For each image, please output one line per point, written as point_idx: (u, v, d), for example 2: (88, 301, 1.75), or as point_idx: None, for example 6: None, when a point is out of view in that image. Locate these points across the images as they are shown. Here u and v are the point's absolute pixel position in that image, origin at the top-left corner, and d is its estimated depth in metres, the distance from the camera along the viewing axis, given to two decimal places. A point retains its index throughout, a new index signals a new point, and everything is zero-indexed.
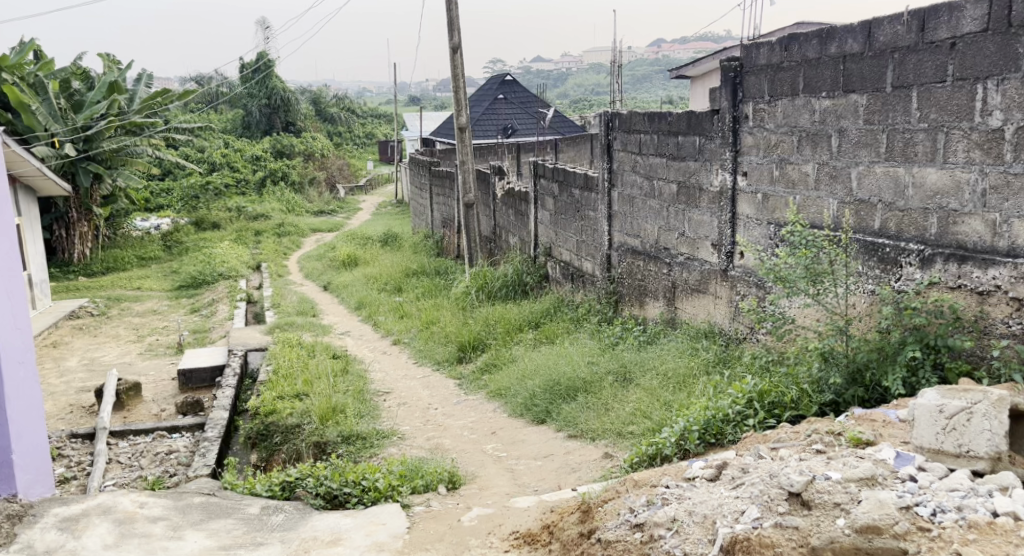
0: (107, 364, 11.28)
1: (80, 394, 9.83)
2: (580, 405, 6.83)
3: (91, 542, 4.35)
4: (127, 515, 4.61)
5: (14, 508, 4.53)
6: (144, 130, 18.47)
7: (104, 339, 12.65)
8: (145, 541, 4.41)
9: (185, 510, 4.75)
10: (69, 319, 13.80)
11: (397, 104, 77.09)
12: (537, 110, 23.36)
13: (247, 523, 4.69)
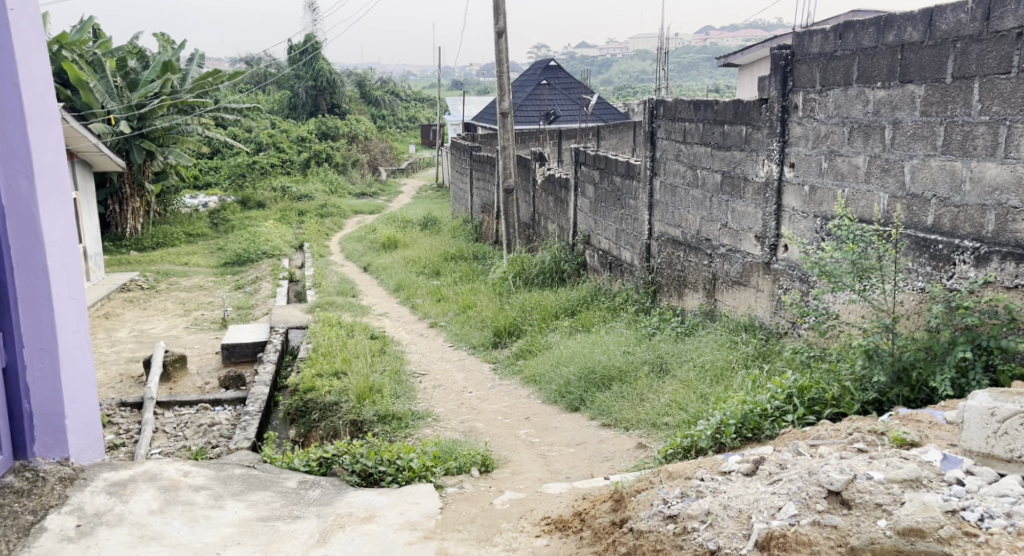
0: (155, 336, 11.45)
1: (129, 364, 10.00)
2: (615, 394, 6.78)
3: (138, 506, 4.21)
4: (172, 482, 4.46)
5: (65, 471, 4.30)
6: (195, 109, 18.70)
7: (153, 312, 12.88)
8: (189, 508, 4.29)
9: (226, 480, 4.64)
10: (120, 292, 14.06)
11: (441, 89, 77.43)
12: (579, 96, 23.22)
13: (286, 496, 4.65)
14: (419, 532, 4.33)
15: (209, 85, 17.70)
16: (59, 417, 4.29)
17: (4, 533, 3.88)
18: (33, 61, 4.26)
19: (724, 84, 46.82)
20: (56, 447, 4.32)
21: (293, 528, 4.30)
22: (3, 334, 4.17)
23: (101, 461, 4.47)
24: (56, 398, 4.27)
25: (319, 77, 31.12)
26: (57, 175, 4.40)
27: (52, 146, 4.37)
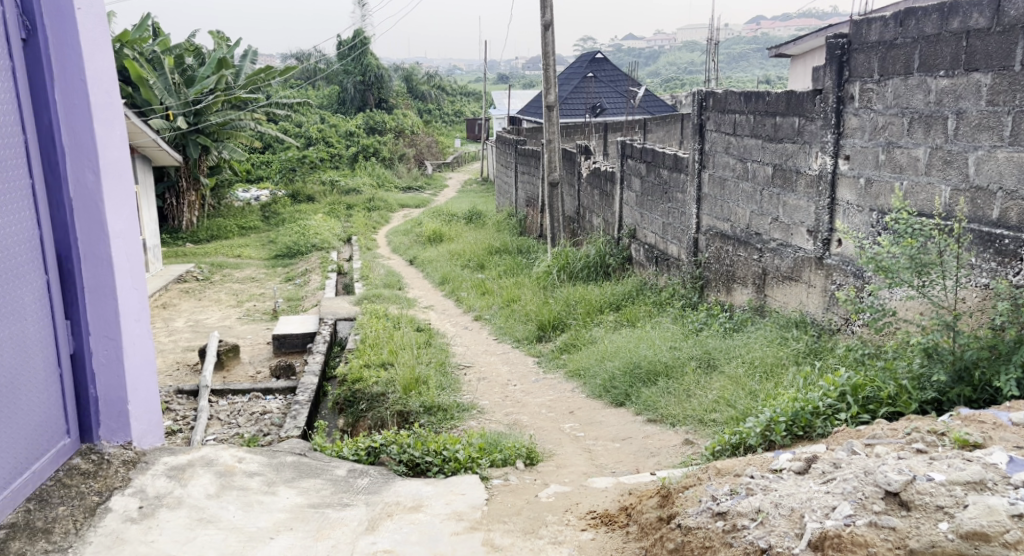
0: (210, 326, 11.64)
1: (186, 353, 10.18)
2: (661, 389, 6.71)
3: (196, 491, 4.25)
4: (227, 467, 4.50)
5: (128, 454, 4.36)
6: (248, 104, 18.96)
7: (207, 302, 13.10)
8: (243, 494, 4.34)
9: (279, 467, 4.68)
10: (177, 283, 14.34)
11: (487, 83, 77.49)
12: (626, 88, 23.05)
13: (336, 484, 4.67)
14: (465, 523, 4.30)
15: (262, 81, 17.93)
16: (123, 403, 4.35)
17: (71, 512, 3.93)
18: (98, 58, 4.28)
19: (777, 76, 45.84)
20: (120, 431, 4.38)
21: (342, 516, 4.31)
22: (70, 322, 4.24)
23: (161, 445, 4.54)
24: (119, 384, 4.33)
25: (367, 72, 31.38)
26: (121, 168, 4.42)
27: (116, 142, 4.40)
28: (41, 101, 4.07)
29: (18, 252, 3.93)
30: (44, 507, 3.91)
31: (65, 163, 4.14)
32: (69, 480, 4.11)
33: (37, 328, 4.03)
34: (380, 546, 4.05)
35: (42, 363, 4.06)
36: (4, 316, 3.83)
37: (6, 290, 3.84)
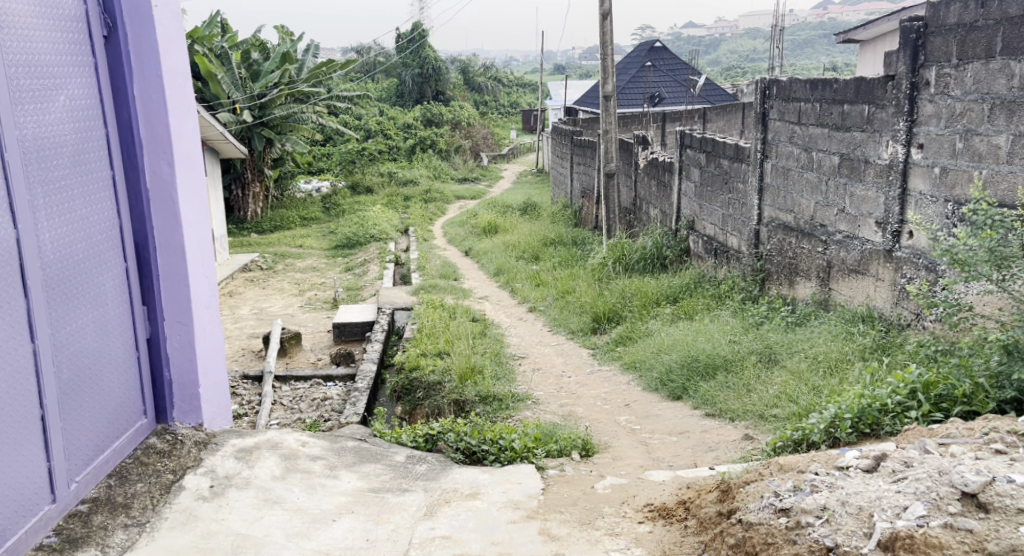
0: (273, 314, 11.82)
1: (251, 340, 10.35)
2: (720, 384, 6.60)
3: (262, 472, 4.31)
4: (292, 451, 4.55)
5: (200, 436, 4.48)
6: (310, 97, 19.20)
7: (271, 291, 13.31)
8: (306, 476, 4.37)
9: (340, 451, 4.70)
10: (242, 272, 14.61)
11: (543, 74, 77.39)
12: (686, 77, 22.76)
13: (395, 469, 4.67)
14: (522, 512, 4.27)
15: (324, 74, 18.13)
16: (195, 386, 4.48)
17: (149, 489, 4.04)
18: (174, 54, 4.38)
19: (844, 62, 44.74)
20: (192, 413, 4.51)
21: (402, 500, 4.31)
22: (147, 307, 4.38)
23: (230, 427, 4.66)
24: (192, 368, 4.46)
25: (425, 64, 31.54)
26: (193, 160, 4.54)
27: (190, 135, 4.51)
28: (120, 95, 4.20)
29: (100, 240, 4.06)
30: (124, 483, 4.03)
31: (142, 155, 4.26)
32: (146, 458, 4.24)
33: (117, 313, 4.16)
34: (438, 532, 4.03)
35: (122, 346, 4.20)
36: (88, 302, 3.96)
37: (90, 276, 3.97)
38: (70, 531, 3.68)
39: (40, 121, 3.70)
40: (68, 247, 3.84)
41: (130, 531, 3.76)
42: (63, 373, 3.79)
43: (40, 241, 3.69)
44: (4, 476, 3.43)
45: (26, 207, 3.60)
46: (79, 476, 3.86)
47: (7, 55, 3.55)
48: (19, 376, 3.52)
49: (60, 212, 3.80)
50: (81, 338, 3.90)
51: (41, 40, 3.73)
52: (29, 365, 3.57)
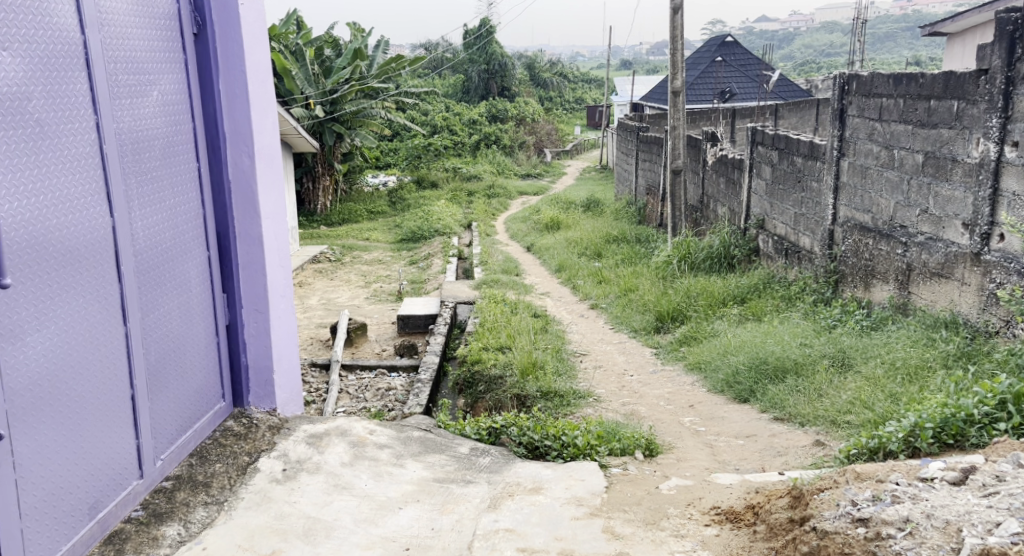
0: (340, 305, 11.96)
1: (319, 329, 10.49)
2: (789, 387, 6.42)
3: (332, 458, 4.35)
4: (360, 439, 4.58)
5: (273, 421, 4.56)
6: (379, 93, 19.40)
7: (338, 282, 13.47)
8: (374, 464, 4.39)
9: (406, 441, 4.70)
10: (310, 263, 14.84)
11: (610, 70, 77.04)
12: (758, 73, 22.34)
13: (459, 461, 4.64)
14: (585, 508, 4.17)
15: (393, 70, 18.28)
16: (270, 372, 4.57)
17: (226, 470, 4.12)
18: (258, 50, 4.42)
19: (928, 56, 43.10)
20: (267, 398, 4.60)
21: (466, 492, 4.28)
22: (226, 294, 4.47)
23: (302, 413, 4.74)
24: (267, 354, 4.54)
25: (491, 61, 31.65)
26: (273, 153, 4.59)
27: (270, 129, 4.55)
28: (207, 90, 4.26)
29: (186, 229, 4.13)
30: (204, 463, 4.13)
31: (225, 148, 4.32)
32: (224, 440, 4.35)
33: (199, 300, 4.24)
34: (501, 525, 3.98)
35: (203, 332, 4.29)
36: (175, 288, 4.03)
37: (177, 263, 4.05)
38: (156, 506, 3.79)
39: (136, 114, 3.78)
40: (158, 235, 3.91)
41: (210, 509, 3.84)
42: (152, 357, 3.86)
43: (133, 229, 3.76)
44: (97, 453, 3.52)
45: (121, 196, 3.67)
46: (164, 454, 3.96)
47: (107, 51, 3.63)
48: (111, 358, 3.60)
49: (152, 201, 3.87)
50: (168, 323, 3.98)
51: (136, 37, 3.80)
52: (120, 347, 3.65)
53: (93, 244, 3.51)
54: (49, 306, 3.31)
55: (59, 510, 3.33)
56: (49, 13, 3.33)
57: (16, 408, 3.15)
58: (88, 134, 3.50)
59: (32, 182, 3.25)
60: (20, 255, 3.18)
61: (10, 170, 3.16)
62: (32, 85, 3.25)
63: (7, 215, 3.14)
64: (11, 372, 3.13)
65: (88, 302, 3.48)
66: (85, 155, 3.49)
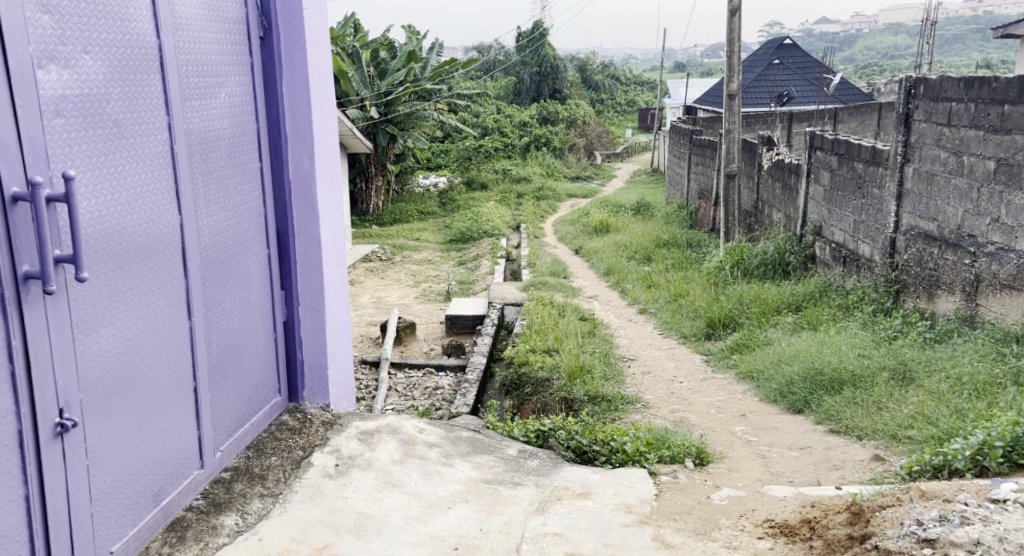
0: (390, 303, 12.02)
1: (369, 327, 10.54)
2: (847, 399, 6.26)
3: (383, 455, 4.34)
4: (410, 436, 4.56)
5: (327, 416, 4.59)
6: (432, 95, 19.49)
7: (388, 282, 13.55)
8: (423, 463, 4.36)
9: (455, 440, 4.66)
10: (361, 262, 14.94)
11: (663, 71, 76.61)
12: (817, 76, 21.97)
13: (508, 463, 4.58)
14: (635, 515, 4.07)
15: (447, 72, 18.35)
16: (324, 368, 4.59)
17: (281, 463, 4.14)
18: (320, 53, 4.44)
19: (997, 60, 41.85)
20: (321, 394, 4.63)
21: (514, 494, 4.22)
22: (285, 291, 4.49)
23: (354, 409, 4.76)
24: (323, 350, 4.56)
25: (543, 63, 31.68)
26: (332, 154, 4.60)
27: (330, 130, 4.57)
28: (271, 92, 4.29)
29: (249, 226, 4.16)
30: (260, 456, 4.16)
31: (286, 148, 4.34)
32: (280, 434, 4.37)
33: (260, 297, 4.26)
34: (549, 529, 3.90)
35: (263, 329, 4.31)
36: (236, 285, 4.06)
37: (239, 260, 4.07)
38: (215, 495, 3.82)
39: (205, 115, 3.80)
40: (223, 232, 3.94)
41: (266, 501, 3.85)
42: (214, 351, 3.89)
43: (200, 227, 3.78)
44: (161, 443, 3.55)
45: (189, 194, 3.69)
46: (224, 445, 3.99)
47: (181, 55, 3.66)
48: (175, 350, 3.63)
49: (218, 199, 3.90)
50: (229, 319, 4.00)
51: (207, 41, 3.83)
52: (184, 341, 3.67)
53: (163, 241, 3.54)
54: (121, 300, 3.34)
55: (126, 496, 3.37)
56: (127, 19, 3.36)
57: (89, 397, 3.18)
58: (159, 134, 3.53)
59: (109, 181, 3.28)
60: (96, 250, 3.21)
61: (88, 169, 3.19)
62: (110, 87, 3.28)
63: (85, 212, 3.17)
64: (84, 363, 3.16)
65: (156, 297, 3.51)
66: (156, 155, 3.51)
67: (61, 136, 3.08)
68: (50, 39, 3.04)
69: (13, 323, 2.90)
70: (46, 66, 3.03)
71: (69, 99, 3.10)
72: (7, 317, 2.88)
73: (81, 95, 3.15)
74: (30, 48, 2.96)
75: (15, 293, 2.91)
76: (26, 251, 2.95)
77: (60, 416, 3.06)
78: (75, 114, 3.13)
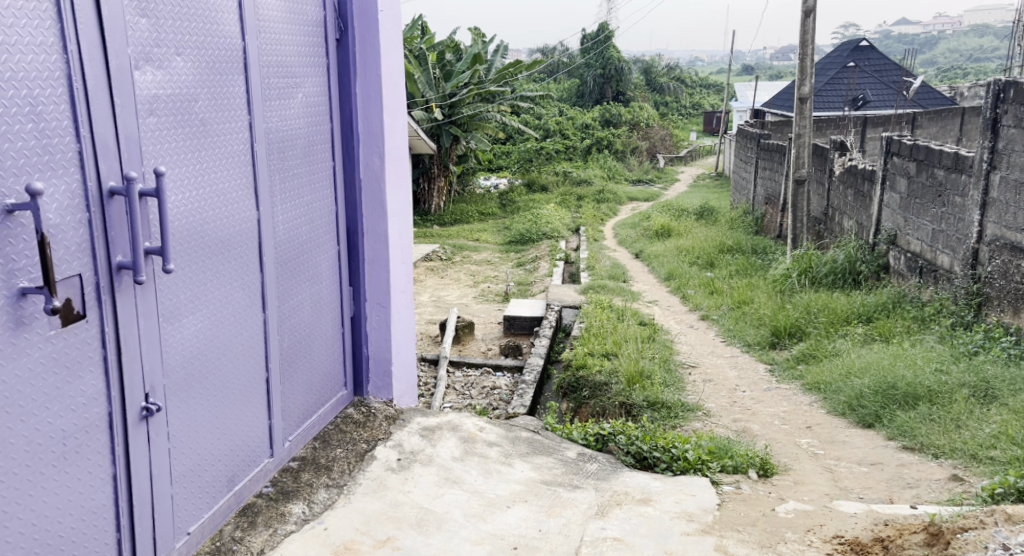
0: (449, 303, 12.03)
1: (427, 325, 10.55)
2: (922, 415, 6.03)
3: (444, 451, 4.31)
4: (470, 435, 4.51)
5: (390, 411, 4.56)
6: (496, 97, 19.50)
7: (448, 281, 13.57)
8: (483, 461, 4.31)
9: (514, 440, 4.59)
10: (421, 261, 15.01)
11: (731, 73, 75.61)
12: (895, 79, 21.43)
13: (567, 464, 4.48)
14: (696, 525, 3.94)
15: (511, 74, 18.33)
16: (388, 363, 4.58)
17: (346, 455, 4.13)
18: (393, 55, 4.43)
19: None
20: (384, 389, 4.62)
21: (573, 496, 4.12)
22: (352, 287, 4.48)
23: (416, 405, 4.74)
24: (387, 346, 4.56)
25: (608, 65, 31.53)
26: (401, 154, 4.60)
27: (400, 130, 4.56)
28: (344, 93, 4.29)
29: (321, 222, 4.16)
30: (326, 447, 4.16)
31: (358, 148, 4.34)
32: (345, 426, 4.37)
33: (330, 292, 4.27)
34: (609, 533, 3.80)
35: (332, 324, 4.31)
36: (308, 280, 4.06)
37: (312, 255, 4.08)
38: (284, 483, 3.83)
39: (283, 115, 3.81)
40: (297, 228, 3.94)
41: (331, 491, 3.84)
42: (286, 344, 3.89)
43: (276, 223, 3.79)
44: (235, 431, 3.56)
45: (266, 191, 3.70)
46: (292, 436, 4.00)
47: (263, 55, 3.67)
48: (250, 343, 3.64)
49: (294, 196, 3.91)
50: (301, 313, 4.01)
51: (288, 43, 3.83)
52: (259, 334, 3.69)
53: (242, 237, 3.55)
54: (204, 292, 3.36)
55: (202, 480, 3.38)
56: (215, 21, 3.38)
57: (172, 383, 3.20)
58: (240, 132, 3.54)
59: (195, 177, 3.30)
60: (182, 243, 3.23)
61: (176, 165, 3.21)
62: (199, 87, 3.30)
63: (173, 208, 3.19)
64: (169, 351, 3.18)
65: (234, 289, 3.52)
66: (238, 153, 3.53)
67: (153, 133, 3.11)
68: (147, 41, 3.06)
69: (105, 311, 2.92)
70: (142, 67, 3.05)
71: (162, 98, 3.13)
72: (100, 306, 2.90)
73: (171, 95, 3.17)
74: (128, 49, 2.98)
75: (109, 282, 2.93)
76: (119, 243, 2.97)
77: (145, 400, 3.08)
78: (165, 113, 3.15)
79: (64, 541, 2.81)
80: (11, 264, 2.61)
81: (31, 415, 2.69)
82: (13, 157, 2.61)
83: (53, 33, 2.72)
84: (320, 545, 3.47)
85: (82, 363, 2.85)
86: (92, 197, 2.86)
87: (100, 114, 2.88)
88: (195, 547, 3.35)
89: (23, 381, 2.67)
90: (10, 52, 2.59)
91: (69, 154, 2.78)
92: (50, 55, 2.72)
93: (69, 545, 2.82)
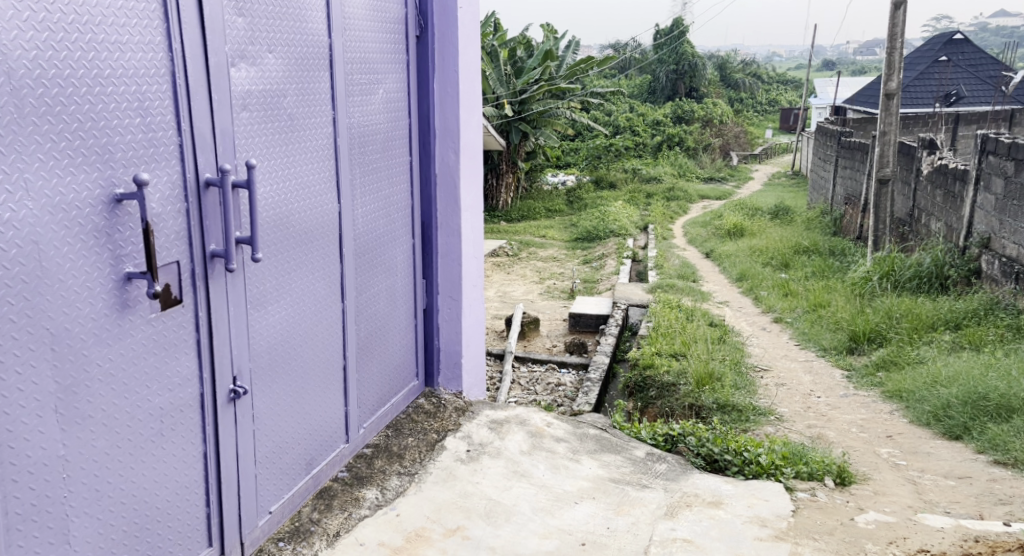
0: (515, 298, 11.95)
1: (493, 320, 10.49)
2: (1015, 429, 5.71)
3: (512, 445, 4.21)
4: (538, 429, 4.41)
5: (459, 403, 4.49)
6: (566, 94, 19.36)
7: (514, 277, 13.51)
8: (550, 457, 4.20)
9: (582, 437, 4.46)
10: (488, 256, 14.98)
11: (810, 71, 73.88)
12: (990, 75, 20.61)
13: (635, 463, 4.33)
14: (770, 530, 3.77)
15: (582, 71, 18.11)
16: (459, 355, 4.51)
17: (417, 444, 4.07)
18: (471, 52, 4.35)
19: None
20: (454, 381, 4.55)
21: (642, 496, 3.98)
22: (425, 280, 4.42)
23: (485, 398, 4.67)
24: (458, 339, 4.49)
25: (681, 61, 31.02)
26: (476, 150, 4.52)
27: (476, 126, 4.48)
28: (423, 88, 4.22)
29: (398, 215, 4.10)
30: (399, 436, 4.10)
31: (434, 142, 4.27)
32: (416, 416, 4.31)
33: (404, 285, 4.21)
34: (680, 534, 3.66)
35: (406, 316, 4.25)
36: (384, 273, 4.01)
37: (388, 249, 4.03)
38: (358, 469, 3.79)
39: (366, 111, 3.76)
40: (375, 222, 3.89)
41: (403, 479, 3.78)
42: (362, 335, 3.84)
43: (355, 217, 3.74)
44: (314, 417, 3.52)
45: (347, 184, 3.65)
46: (367, 423, 3.95)
47: (348, 53, 3.62)
48: (330, 333, 3.60)
49: (373, 188, 3.85)
50: (377, 305, 3.96)
51: (370, 41, 3.78)
52: (337, 323, 3.64)
53: (323, 229, 3.51)
54: (287, 282, 3.32)
55: (283, 463, 3.35)
56: (305, 19, 3.33)
57: (258, 367, 3.17)
58: (325, 127, 3.50)
59: (282, 170, 3.26)
60: (269, 233, 3.20)
61: (266, 158, 3.17)
62: (288, 83, 3.27)
63: (262, 199, 3.16)
64: (254, 337, 3.15)
65: (315, 279, 3.48)
66: (322, 147, 3.48)
67: (246, 127, 3.07)
68: (242, 39, 3.03)
69: (199, 296, 2.89)
70: (237, 65, 3.02)
71: (254, 94, 3.10)
72: (195, 289, 2.88)
73: (262, 90, 3.14)
74: (226, 48, 2.95)
75: (203, 270, 2.90)
76: (213, 232, 2.94)
77: (233, 383, 3.05)
78: (256, 108, 3.12)
79: (160, 514, 2.80)
80: (119, 249, 2.60)
81: (133, 393, 2.69)
82: (123, 148, 2.60)
83: (160, 32, 2.71)
84: (394, 531, 3.41)
85: (178, 345, 2.83)
86: (190, 188, 2.84)
87: (200, 108, 2.85)
88: (277, 526, 3.33)
89: (127, 360, 2.66)
90: (122, 49, 2.59)
91: (171, 147, 2.76)
92: (157, 53, 2.70)
93: (164, 518, 2.81)
